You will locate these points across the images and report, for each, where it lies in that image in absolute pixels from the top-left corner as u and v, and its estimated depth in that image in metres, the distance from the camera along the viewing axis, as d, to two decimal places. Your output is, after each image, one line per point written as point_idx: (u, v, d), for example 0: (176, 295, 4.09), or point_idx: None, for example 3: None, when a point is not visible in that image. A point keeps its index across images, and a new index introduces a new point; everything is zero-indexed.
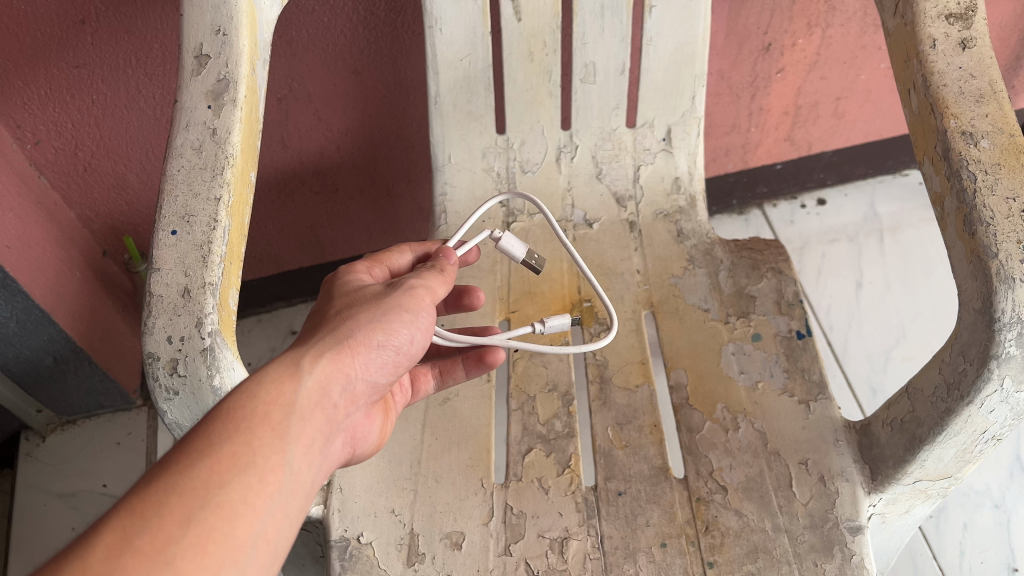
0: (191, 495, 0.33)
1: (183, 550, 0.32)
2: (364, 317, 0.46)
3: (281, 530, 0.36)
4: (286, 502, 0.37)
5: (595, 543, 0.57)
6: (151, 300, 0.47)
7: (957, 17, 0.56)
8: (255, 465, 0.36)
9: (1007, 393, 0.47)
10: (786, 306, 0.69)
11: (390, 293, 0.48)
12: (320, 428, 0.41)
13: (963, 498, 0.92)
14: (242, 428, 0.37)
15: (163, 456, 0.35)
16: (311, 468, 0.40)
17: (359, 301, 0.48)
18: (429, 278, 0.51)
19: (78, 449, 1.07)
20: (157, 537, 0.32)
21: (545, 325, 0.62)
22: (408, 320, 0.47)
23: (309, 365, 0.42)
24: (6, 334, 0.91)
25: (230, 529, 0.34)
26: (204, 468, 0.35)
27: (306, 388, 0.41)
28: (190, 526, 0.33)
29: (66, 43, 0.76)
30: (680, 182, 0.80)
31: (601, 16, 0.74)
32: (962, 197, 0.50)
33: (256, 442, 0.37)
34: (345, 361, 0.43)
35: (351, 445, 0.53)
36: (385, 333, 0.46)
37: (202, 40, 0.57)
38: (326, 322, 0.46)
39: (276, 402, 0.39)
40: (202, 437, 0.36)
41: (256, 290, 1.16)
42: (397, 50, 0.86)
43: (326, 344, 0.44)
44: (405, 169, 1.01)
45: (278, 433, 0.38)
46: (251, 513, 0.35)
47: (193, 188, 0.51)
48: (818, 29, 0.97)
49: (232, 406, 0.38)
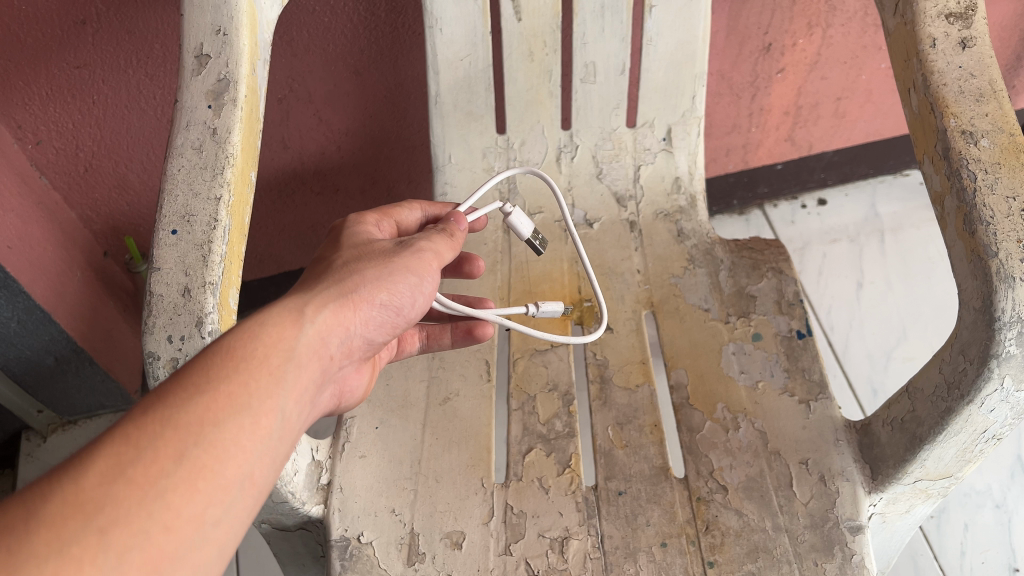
0: (187, 430, 0.33)
1: (174, 485, 0.31)
2: (370, 272, 0.45)
3: (267, 474, 0.36)
4: (274, 447, 0.37)
5: (596, 543, 0.57)
6: (151, 300, 0.47)
7: (957, 16, 0.56)
8: (251, 406, 0.36)
9: (1007, 392, 0.47)
10: (786, 306, 0.68)
11: (398, 252, 0.47)
12: (313, 377, 0.40)
13: (964, 499, 0.92)
14: (240, 368, 0.37)
15: (160, 387, 0.35)
16: (300, 414, 0.39)
17: (367, 255, 0.47)
18: (438, 242, 0.50)
19: (79, 448, 1.07)
20: (150, 469, 0.31)
21: (539, 309, 0.61)
22: (413, 282, 0.46)
23: (312, 313, 0.41)
24: (7, 334, 0.90)
25: (220, 468, 0.33)
26: (200, 404, 0.34)
27: (306, 337, 0.40)
28: (183, 461, 0.32)
29: (67, 42, 0.76)
30: (680, 182, 0.80)
31: (602, 15, 0.74)
32: (962, 196, 0.50)
33: (252, 384, 0.36)
34: (346, 315, 0.43)
35: (336, 397, 0.53)
36: (389, 293, 0.45)
37: (202, 40, 0.57)
38: (331, 272, 0.45)
39: (276, 346, 0.39)
40: (199, 373, 0.36)
41: (257, 291, 1.16)
42: (398, 50, 0.86)
43: (330, 293, 0.43)
44: (405, 168, 1.02)
45: (274, 376, 0.38)
46: (242, 454, 0.35)
47: (193, 187, 0.51)
48: (818, 30, 0.97)
49: (232, 345, 0.38)
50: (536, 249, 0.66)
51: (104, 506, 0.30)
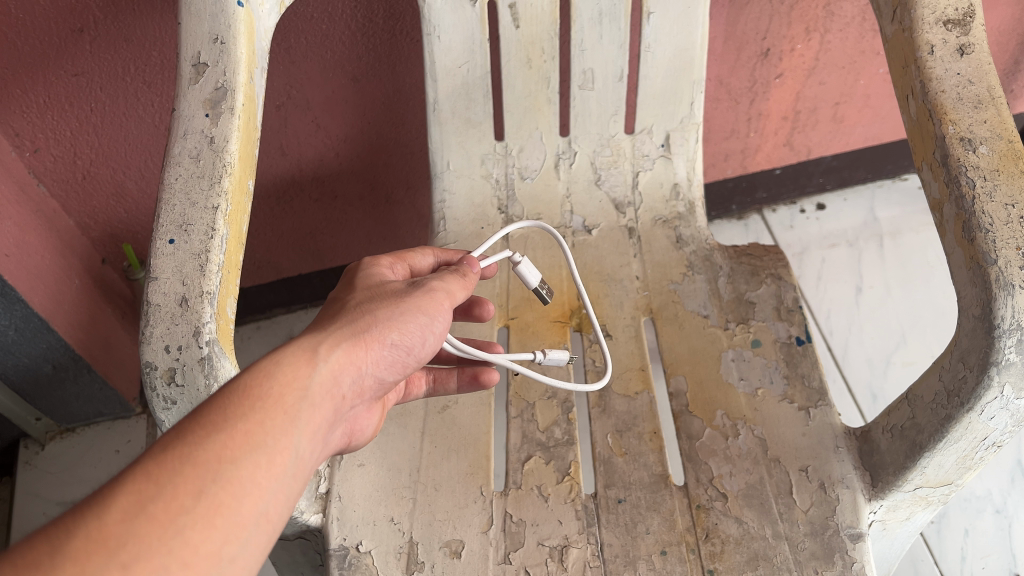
0: (205, 466, 0.33)
1: (193, 522, 0.31)
2: (382, 312, 0.44)
3: (283, 511, 0.36)
4: (289, 485, 0.36)
5: (595, 551, 0.57)
6: (148, 309, 0.47)
7: (955, 23, 0.56)
8: (266, 445, 0.35)
9: (1007, 400, 0.47)
10: (786, 312, 0.68)
11: (410, 292, 0.47)
12: (326, 414, 0.40)
13: (964, 504, 0.91)
14: (256, 407, 0.37)
15: (178, 425, 0.35)
16: (313, 453, 0.39)
17: (379, 296, 0.46)
18: (450, 281, 0.49)
19: (77, 456, 1.06)
20: (170, 505, 0.31)
21: (545, 355, 0.60)
22: (423, 322, 0.46)
23: (325, 352, 0.41)
24: (6, 343, 0.90)
25: (236, 505, 0.33)
26: (218, 442, 0.34)
27: (320, 375, 0.40)
28: (202, 497, 0.32)
29: (65, 50, 0.76)
30: (680, 188, 0.80)
31: (599, 22, 0.74)
32: (961, 204, 0.50)
33: (268, 423, 0.36)
34: (358, 354, 0.42)
35: (347, 436, 0.53)
36: (400, 332, 0.44)
37: (200, 48, 0.57)
38: (344, 312, 0.45)
39: (290, 385, 0.39)
40: (216, 411, 0.36)
41: (256, 297, 1.16)
42: (396, 57, 0.86)
43: (343, 333, 0.42)
44: (405, 175, 1.01)
45: (289, 415, 0.37)
46: (258, 491, 0.34)
47: (191, 197, 0.51)
48: (817, 34, 0.97)
49: (249, 384, 0.37)
50: (543, 299, 0.65)
51: (126, 542, 0.29)
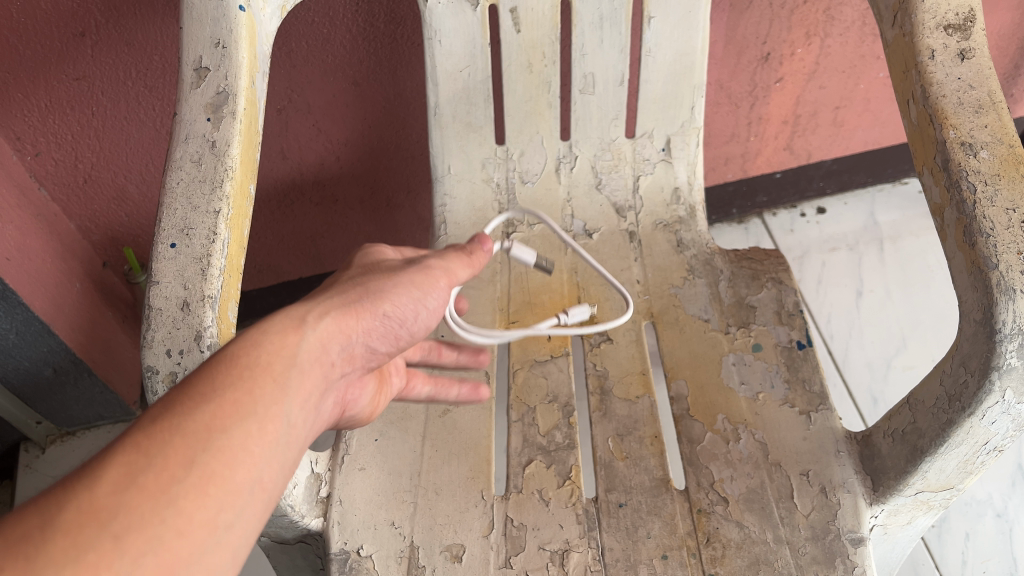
0: (196, 436, 0.33)
1: (187, 491, 0.31)
2: (375, 285, 0.45)
3: (277, 477, 0.36)
4: (281, 452, 0.36)
5: (596, 556, 0.57)
6: (149, 313, 0.47)
7: (956, 28, 0.56)
8: (255, 413, 0.35)
9: (1009, 404, 0.47)
10: (786, 316, 0.68)
11: (405, 268, 0.47)
12: (319, 383, 0.40)
13: (965, 508, 0.91)
14: (244, 377, 0.36)
15: (166, 398, 0.34)
16: (305, 422, 0.39)
17: (374, 271, 0.47)
18: (448, 261, 0.50)
19: (77, 459, 1.06)
20: (160, 477, 0.31)
21: (568, 315, 0.66)
22: (416, 297, 0.46)
23: (315, 320, 0.41)
24: (6, 346, 0.90)
25: (231, 473, 0.33)
26: (208, 412, 0.34)
27: (308, 344, 0.40)
28: (194, 467, 0.32)
29: (66, 55, 0.76)
30: (680, 192, 0.80)
31: (600, 27, 0.75)
32: (962, 208, 0.50)
33: (257, 392, 0.36)
34: (349, 323, 0.42)
35: (342, 406, 0.52)
36: (393, 304, 0.44)
37: (202, 53, 0.57)
38: (338, 284, 0.45)
39: (278, 353, 0.38)
40: (204, 383, 0.35)
41: (256, 301, 1.16)
42: (397, 61, 0.86)
43: (333, 302, 0.42)
44: (405, 179, 1.02)
45: (278, 383, 0.37)
46: (250, 459, 0.34)
47: (193, 202, 0.51)
48: (817, 39, 0.97)
49: (236, 354, 0.37)
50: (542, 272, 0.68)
51: (118, 513, 0.29)
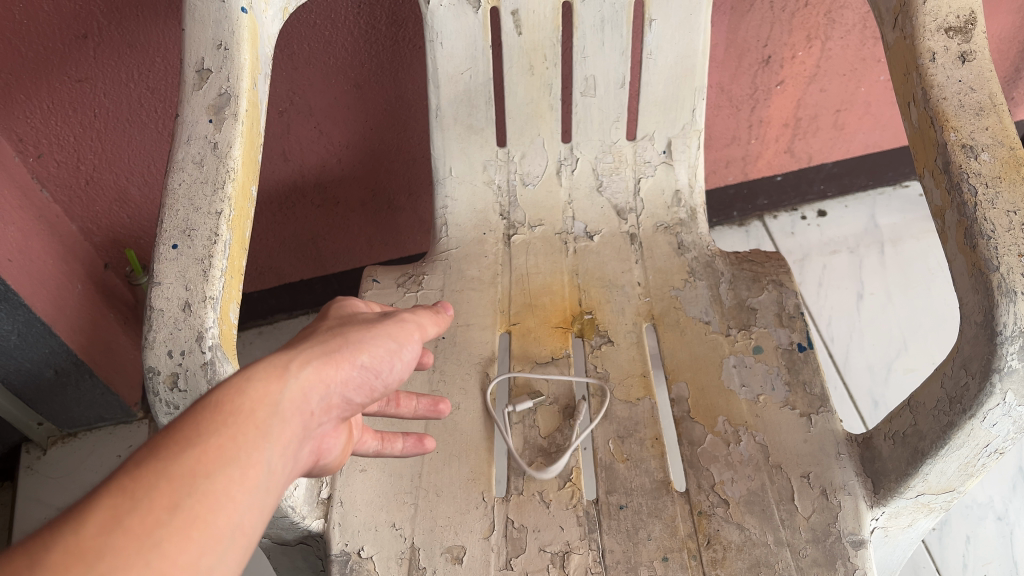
0: (180, 480, 0.29)
1: (169, 536, 0.28)
2: (352, 334, 0.41)
3: (258, 525, 0.32)
4: (263, 500, 0.32)
5: (597, 557, 0.57)
6: (151, 314, 0.47)
7: (957, 31, 0.56)
8: (242, 458, 0.32)
9: (1009, 406, 0.47)
10: (787, 318, 0.68)
11: (381, 319, 0.43)
12: (301, 433, 0.36)
13: (966, 510, 0.91)
14: (230, 418, 0.33)
15: (149, 438, 0.31)
16: (285, 472, 0.35)
17: (350, 322, 0.43)
18: (421, 315, 0.46)
19: (78, 461, 1.06)
20: (146, 519, 0.28)
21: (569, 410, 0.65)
22: (392, 348, 0.42)
23: (296, 369, 0.37)
24: (7, 347, 0.90)
25: (213, 518, 0.29)
26: (192, 456, 0.30)
27: (290, 393, 0.36)
28: (179, 511, 0.29)
29: (68, 57, 0.76)
30: (680, 195, 0.80)
31: (601, 29, 0.75)
32: (963, 210, 0.50)
33: (240, 436, 0.32)
34: (328, 372, 0.38)
35: (315, 457, 0.44)
36: (371, 355, 0.40)
37: (203, 55, 0.57)
38: (313, 334, 0.41)
39: (262, 400, 0.34)
40: (187, 426, 0.32)
41: (258, 302, 1.16)
42: (398, 63, 0.86)
43: (312, 351, 0.38)
44: (406, 181, 1.02)
45: (261, 429, 0.33)
46: (235, 505, 0.31)
47: (194, 203, 0.51)
48: (818, 42, 0.97)
49: (222, 394, 0.34)
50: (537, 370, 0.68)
51: (104, 555, 0.26)
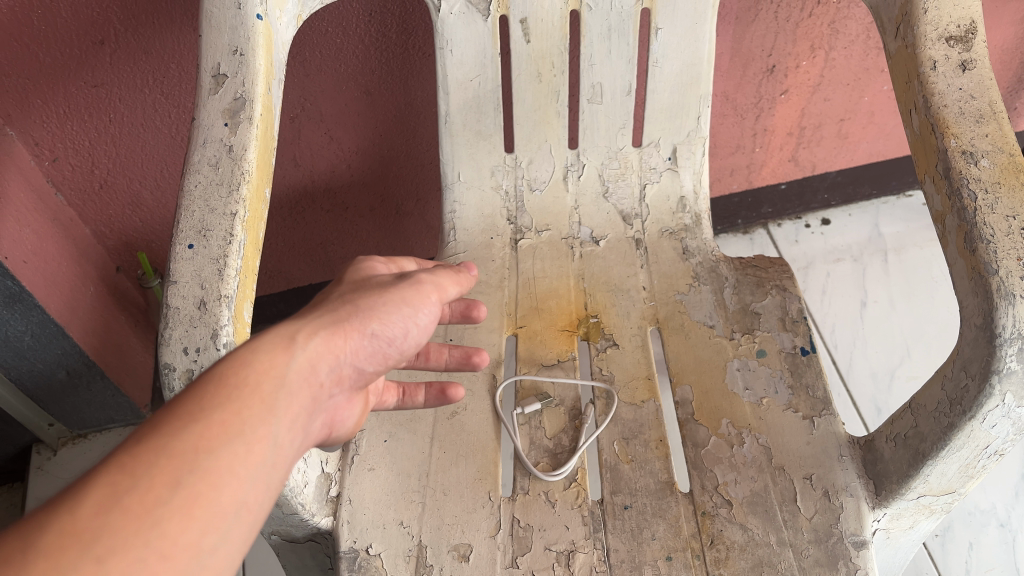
0: (181, 457, 0.30)
1: (170, 514, 0.28)
2: (364, 302, 0.42)
3: (265, 501, 0.33)
4: (268, 475, 0.33)
5: (602, 556, 0.58)
6: (167, 312, 0.48)
7: (958, 39, 0.57)
8: (245, 433, 0.33)
9: (1009, 408, 0.48)
10: (790, 322, 0.69)
11: (396, 284, 0.44)
12: (308, 405, 0.37)
13: (968, 517, 0.92)
14: (232, 395, 0.34)
15: (152, 417, 0.32)
16: (293, 445, 0.36)
17: (364, 287, 0.44)
18: (440, 275, 0.47)
19: (89, 461, 1.08)
20: (146, 497, 0.28)
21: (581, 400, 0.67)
22: (406, 314, 0.43)
23: (304, 340, 0.38)
24: (20, 348, 0.91)
25: (215, 495, 0.30)
26: (194, 432, 0.31)
27: (297, 364, 0.37)
28: (179, 488, 0.29)
29: (85, 62, 0.78)
30: (686, 201, 0.82)
31: (609, 38, 0.76)
32: (963, 215, 0.51)
33: (245, 411, 0.33)
34: (337, 343, 0.39)
35: (329, 427, 0.46)
36: (381, 322, 0.42)
37: (219, 60, 0.59)
38: (325, 303, 0.42)
39: (267, 372, 0.36)
40: (191, 403, 0.33)
41: (266, 307, 1.17)
42: (408, 71, 0.88)
43: (322, 321, 0.40)
44: (414, 187, 1.04)
45: (266, 404, 0.34)
46: (238, 481, 0.31)
47: (210, 204, 0.53)
48: (822, 52, 0.99)
49: (225, 372, 0.35)
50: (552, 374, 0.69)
51: (101, 536, 0.27)
